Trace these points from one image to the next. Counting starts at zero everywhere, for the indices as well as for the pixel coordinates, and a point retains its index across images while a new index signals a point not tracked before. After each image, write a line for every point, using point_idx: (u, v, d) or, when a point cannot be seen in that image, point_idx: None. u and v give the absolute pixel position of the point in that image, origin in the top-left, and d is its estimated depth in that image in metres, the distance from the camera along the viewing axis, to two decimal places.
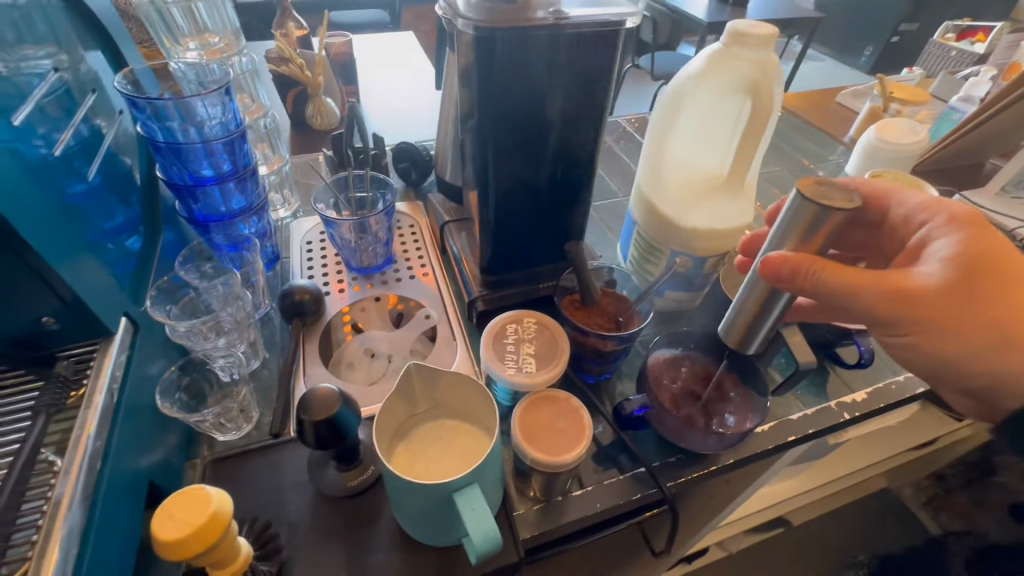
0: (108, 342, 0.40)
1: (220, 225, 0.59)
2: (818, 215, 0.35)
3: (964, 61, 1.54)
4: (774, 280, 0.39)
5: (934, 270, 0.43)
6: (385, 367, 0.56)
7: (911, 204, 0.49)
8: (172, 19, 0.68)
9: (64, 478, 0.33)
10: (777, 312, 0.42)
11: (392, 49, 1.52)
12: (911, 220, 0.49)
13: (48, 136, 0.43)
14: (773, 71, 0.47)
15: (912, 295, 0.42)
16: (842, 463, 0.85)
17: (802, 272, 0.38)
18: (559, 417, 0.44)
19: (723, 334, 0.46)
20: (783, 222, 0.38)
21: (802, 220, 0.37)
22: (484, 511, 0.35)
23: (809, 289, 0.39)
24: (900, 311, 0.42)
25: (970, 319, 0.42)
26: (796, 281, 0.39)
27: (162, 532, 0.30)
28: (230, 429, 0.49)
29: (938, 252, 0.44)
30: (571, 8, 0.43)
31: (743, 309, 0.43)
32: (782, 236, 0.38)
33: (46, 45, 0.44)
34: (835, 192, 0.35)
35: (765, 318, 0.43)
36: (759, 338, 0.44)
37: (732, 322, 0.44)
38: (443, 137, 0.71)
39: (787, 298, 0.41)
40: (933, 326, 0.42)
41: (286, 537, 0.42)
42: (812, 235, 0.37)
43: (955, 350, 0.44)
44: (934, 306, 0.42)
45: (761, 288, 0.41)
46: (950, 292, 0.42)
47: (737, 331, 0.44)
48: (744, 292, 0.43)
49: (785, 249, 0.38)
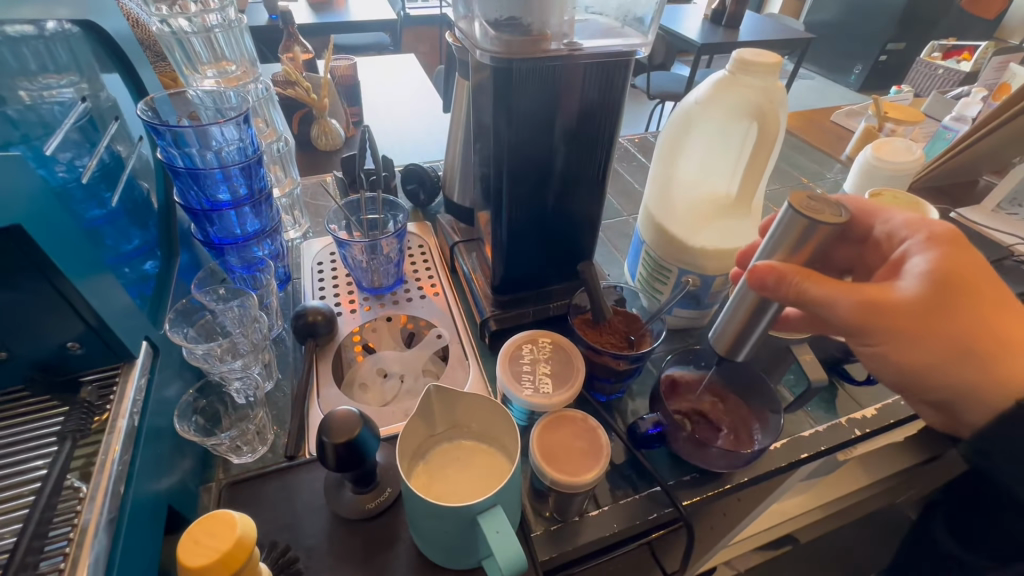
0: (130, 366, 0.41)
1: (235, 247, 0.60)
2: (808, 228, 0.36)
3: (951, 80, 1.59)
4: (760, 288, 0.40)
5: (912, 284, 0.43)
6: (397, 388, 0.56)
7: (895, 221, 0.50)
8: (193, 48, 0.70)
9: (91, 504, 0.33)
10: (765, 322, 0.42)
11: (396, 71, 1.56)
12: (895, 236, 0.49)
13: (71, 163, 0.44)
14: (777, 98, 0.49)
15: (890, 306, 0.42)
16: (846, 482, 0.85)
17: (788, 280, 0.38)
18: (576, 438, 0.44)
19: (713, 340, 0.46)
20: (773, 235, 0.39)
21: (791, 234, 0.38)
22: (508, 533, 0.35)
23: (793, 298, 0.39)
24: (878, 323, 0.42)
25: (946, 332, 0.42)
26: (781, 290, 0.39)
27: (190, 558, 0.31)
28: (246, 452, 0.49)
29: (915, 267, 0.44)
30: (584, 40, 0.46)
31: (733, 317, 0.43)
32: (774, 246, 0.39)
33: (68, 74, 0.46)
34: (823, 206, 0.37)
35: (754, 327, 0.43)
36: (748, 345, 0.44)
37: (721, 330, 0.44)
38: (451, 158, 0.73)
39: (775, 308, 0.41)
40: (904, 337, 0.42)
41: (304, 561, 0.42)
42: (799, 249, 0.38)
43: (929, 361, 0.44)
44: (910, 319, 0.42)
45: (750, 298, 0.41)
46: (929, 305, 0.42)
47: (727, 338, 0.44)
48: (732, 303, 0.44)
49: (774, 259, 0.39)
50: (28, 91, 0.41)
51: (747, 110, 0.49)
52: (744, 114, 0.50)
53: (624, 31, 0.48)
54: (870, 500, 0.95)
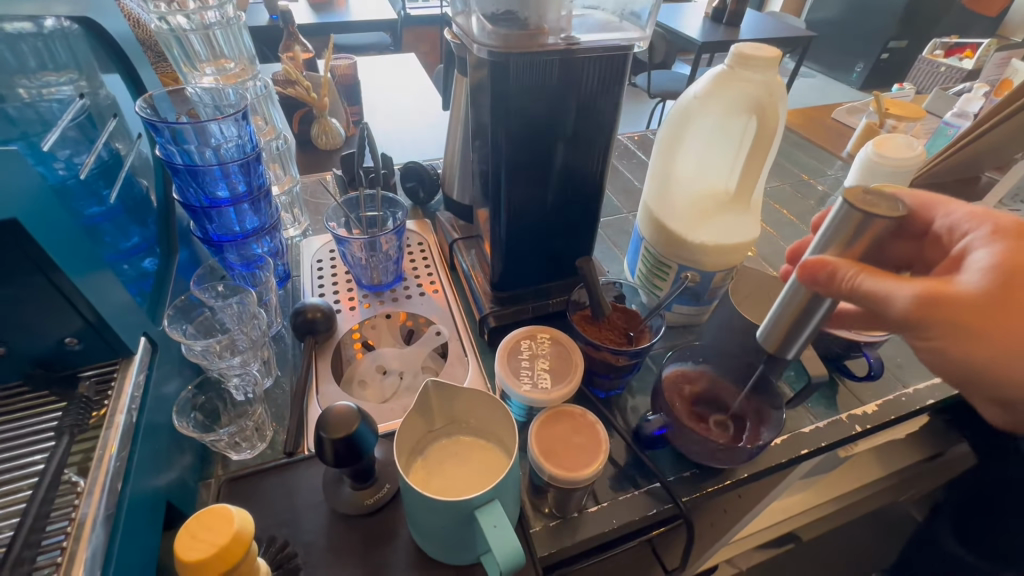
0: (128, 361, 0.41)
1: (234, 244, 0.60)
2: (863, 222, 0.35)
3: (953, 78, 1.58)
4: (812, 284, 0.38)
5: (974, 278, 0.41)
6: (397, 384, 0.56)
7: (955, 215, 0.49)
8: (192, 46, 0.70)
9: (88, 498, 0.33)
10: (817, 320, 0.40)
11: (396, 70, 1.56)
12: (956, 230, 0.48)
13: (70, 160, 0.44)
14: (776, 93, 0.49)
15: (954, 301, 0.40)
16: (847, 480, 0.84)
17: (841, 276, 0.37)
18: (575, 434, 0.44)
19: (760, 340, 0.43)
20: (827, 229, 0.37)
21: (846, 228, 0.36)
22: (506, 528, 0.35)
23: (849, 296, 0.37)
24: (937, 316, 0.40)
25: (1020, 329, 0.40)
26: (834, 286, 0.37)
27: (186, 552, 0.30)
28: (245, 449, 0.49)
29: (978, 262, 0.42)
30: (581, 34, 0.45)
31: (782, 315, 0.41)
32: (827, 242, 0.37)
33: (68, 72, 0.46)
34: (880, 199, 0.35)
35: (805, 326, 0.41)
36: (799, 345, 0.42)
37: (770, 329, 0.42)
38: (450, 156, 0.72)
39: (829, 304, 0.39)
40: (967, 332, 0.40)
41: (303, 557, 0.41)
42: (855, 243, 0.36)
43: (993, 357, 0.41)
44: (971, 313, 0.40)
45: (801, 295, 0.39)
46: (992, 298, 0.40)
47: (776, 338, 0.42)
48: (782, 300, 0.41)
49: (827, 254, 0.37)
50: (26, 89, 0.41)
51: (746, 104, 0.49)
52: (743, 109, 0.50)
53: (621, 26, 0.47)
54: (873, 498, 0.95)
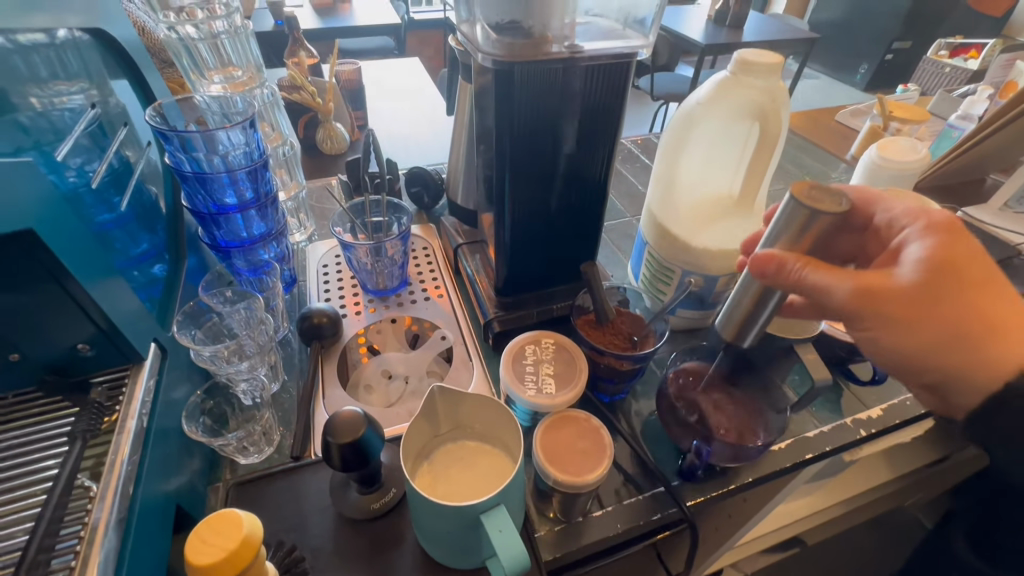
0: (139, 367, 0.41)
1: (241, 250, 0.61)
2: (809, 219, 0.35)
3: (958, 79, 1.57)
4: (761, 276, 0.39)
5: (908, 271, 0.41)
6: (402, 389, 0.57)
7: (895, 210, 0.47)
8: (200, 55, 0.71)
9: (100, 503, 0.33)
10: (769, 310, 0.42)
11: (400, 74, 1.57)
12: (894, 224, 0.47)
13: (81, 169, 0.45)
14: (779, 99, 0.49)
15: (884, 294, 0.41)
16: (854, 483, 0.84)
17: (787, 269, 0.38)
18: (580, 438, 0.45)
19: (718, 328, 0.46)
20: (777, 223, 0.38)
21: (793, 223, 0.37)
22: (512, 532, 0.35)
23: (793, 286, 0.39)
24: (870, 309, 0.41)
25: (947, 319, 0.41)
26: (781, 277, 0.39)
27: (197, 557, 0.31)
28: (253, 452, 0.50)
29: (912, 254, 0.42)
30: (585, 42, 0.46)
31: (738, 306, 0.43)
32: (776, 236, 0.38)
33: (78, 81, 0.47)
34: (826, 195, 0.35)
35: (757, 316, 0.43)
36: (754, 332, 0.44)
37: (726, 319, 0.44)
38: (455, 161, 0.73)
39: (780, 296, 0.40)
40: (896, 324, 0.41)
41: (310, 561, 0.42)
42: (801, 237, 0.37)
43: (923, 347, 0.42)
44: (901, 306, 0.41)
45: (754, 288, 0.41)
46: (922, 292, 0.41)
47: (733, 326, 0.44)
48: (739, 290, 0.43)
49: (776, 248, 0.38)
50: (38, 98, 0.41)
51: (750, 111, 0.49)
52: (746, 115, 0.50)
53: (626, 33, 0.48)
54: (880, 501, 0.94)
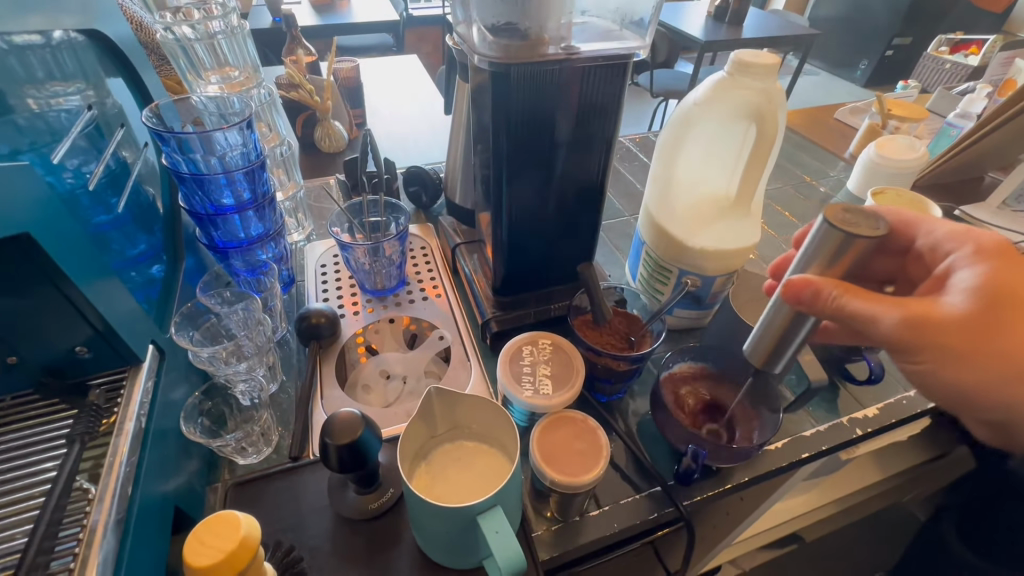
0: (137, 369, 0.42)
1: (239, 251, 0.61)
2: (844, 242, 0.34)
3: (958, 75, 1.56)
4: (795, 302, 0.38)
5: (959, 300, 0.42)
6: (400, 389, 0.57)
7: (937, 234, 0.48)
8: (196, 54, 0.71)
9: (99, 505, 0.33)
10: (801, 336, 0.40)
11: (399, 71, 1.57)
12: (939, 248, 0.48)
13: (79, 170, 0.45)
14: (776, 99, 0.49)
15: (940, 324, 0.41)
16: (847, 482, 0.85)
17: (824, 295, 0.37)
18: (576, 439, 0.45)
19: (747, 353, 0.43)
20: (809, 246, 0.37)
21: (827, 247, 0.35)
22: (507, 533, 0.35)
23: (831, 314, 0.37)
24: (923, 341, 0.41)
25: (997, 350, 0.41)
26: (818, 304, 0.37)
27: (195, 559, 0.31)
28: (251, 453, 0.50)
29: (961, 282, 0.43)
30: (581, 43, 0.46)
31: (767, 332, 0.41)
32: (808, 260, 0.37)
33: (75, 82, 0.46)
34: (862, 218, 0.34)
35: (790, 342, 0.41)
36: (786, 358, 0.42)
37: (756, 343, 0.42)
38: (453, 161, 0.73)
39: (813, 321, 0.39)
40: (952, 355, 0.41)
41: (308, 561, 0.42)
42: (836, 262, 0.36)
43: (972, 376, 0.43)
44: (957, 336, 0.41)
45: (784, 313, 0.39)
46: (977, 322, 0.41)
47: (762, 352, 0.42)
48: (768, 313, 0.41)
49: (809, 272, 0.37)
50: (35, 100, 0.41)
51: (746, 111, 0.49)
52: (743, 115, 0.50)
53: (622, 34, 0.48)
54: (872, 501, 0.95)
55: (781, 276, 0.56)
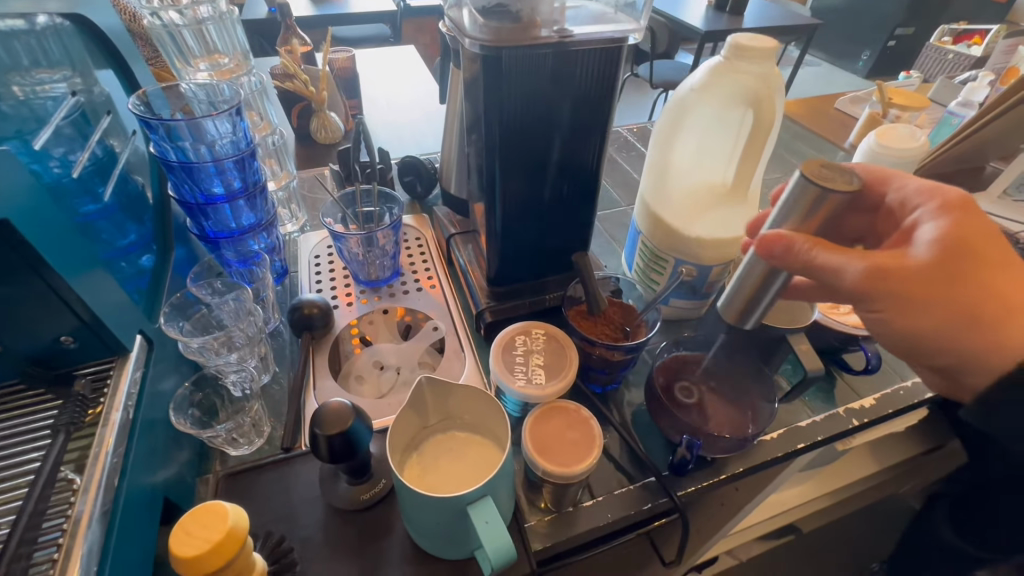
0: (124, 359, 0.41)
1: (230, 241, 0.60)
2: (819, 198, 0.36)
3: (961, 65, 1.54)
4: (767, 257, 0.39)
5: (920, 251, 0.41)
6: (393, 380, 0.56)
7: (908, 188, 0.47)
8: (184, 41, 0.69)
9: (84, 496, 0.33)
10: (772, 294, 0.42)
11: (396, 62, 1.55)
12: (908, 203, 0.47)
13: (64, 158, 0.44)
14: (774, 84, 0.48)
15: (897, 273, 0.40)
16: (843, 475, 0.85)
17: (795, 249, 0.38)
18: (569, 429, 0.44)
19: (721, 310, 0.45)
20: (784, 203, 0.38)
21: (803, 203, 0.37)
22: (497, 523, 0.35)
23: (801, 267, 0.39)
24: (886, 290, 0.40)
25: (956, 301, 0.40)
26: (789, 258, 0.39)
27: (181, 549, 0.31)
28: (243, 444, 0.49)
29: (925, 234, 0.42)
30: (575, 26, 0.45)
31: (740, 288, 0.43)
32: (786, 214, 0.38)
33: (62, 69, 0.46)
34: (836, 174, 0.36)
35: (761, 300, 0.42)
36: (756, 316, 0.44)
37: (730, 299, 0.44)
38: (448, 150, 0.72)
39: (784, 277, 0.41)
40: (910, 305, 0.41)
41: (299, 551, 0.42)
42: (813, 215, 0.37)
43: (937, 326, 0.42)
44: (915, 285, 0.40)
45: (759, 269, 0.41)
46: (935, 272, 0.40)
47: (735, 309, 0.44)
48: (742, 272, 0.43)
49: (783, 228, 0.39)
50: (20, 86, 0.41)
51: (742, 96, 0.48)
52: (740, 101, 0.49)
53: (616, 18, 0.47)
54: (868, 493, 0.95)
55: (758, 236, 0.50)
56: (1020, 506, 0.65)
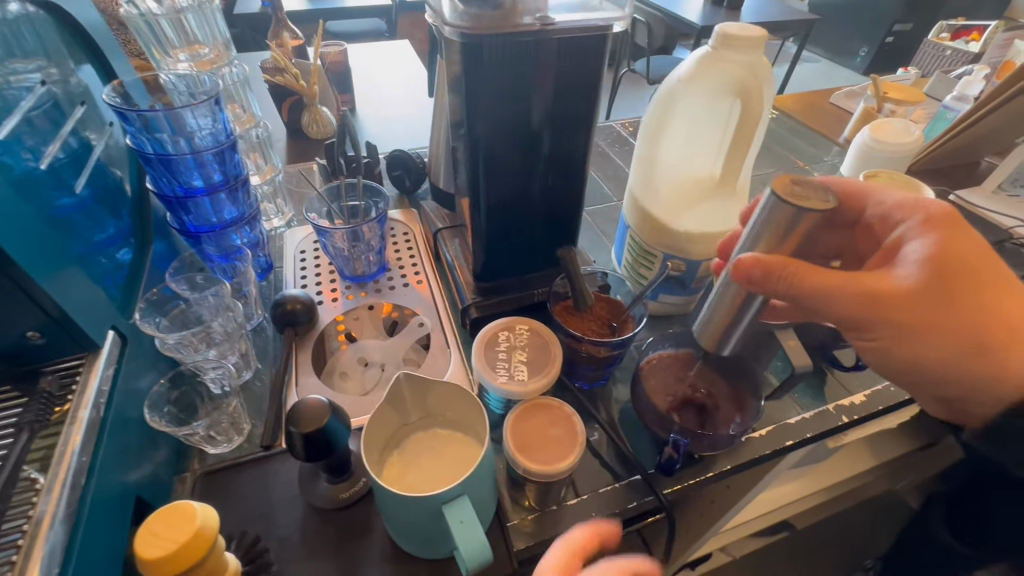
0: (96, 355, 0.40)
1: (212, 235, 0.59)
2: (794, 216, 0.34)
3: (959, 61, 1.51)
4: (745, 282, 0.37)
5: (910, 271, 0.41)
6: (377, 377, 0.55)
7: (887, 203, 0.46)
8: (162, 30, 0.68)
9: (47, 496, 0.32)
10: (750, 315, 0.41)
11: (389, 56, 1.54)
12: (888, 219, 0.46)
13: (36, 149, 0.42)
14: (762, 74, 0.48)
15: (891, 298, 0.40)
16: (835, 471, 0.84)
17: (774, 273, 0.37)
18: (552, 425, 0.44)
19: (697, 335, 0.44)
20: (757, 221, 0.36)
21: (777, 221, 0.35)
22: (472, 523, 0.34)
23: (780, 291, 0.37)
24: (878, 315, 0.40)
25: (949, 325, 0.41)
26: (768, 284, 0.37)
27: (146, 550, 0.30)
28: (221, 442, 0.49)
29: (912, 253, 0.41)
30: (558, 14, 0.43)
31: (717, 310, 0.42)
32: (755, 238, 0.37)
33: (36, 59, 0.44)
34: (810, 191, 0.34)
35: (738, 323, 0.42)
36: (733, 339, 0.43)
37: (705, 325, 0.43)
38: (436, 144, 0.71)
39: (760, 300, 0.39)
40: (904, 330, 0.41)
41: (275, 552, 0.41)
42: (786, 238, 0.36)
43: (925, 348, 0.42)
44: (911, 309, 0.40)
45: (732, 291, 0.40)
46: (928, 294, 0.40)
47: (711, 333, 0.43)
48: (716, 293, 0.42)
49: (758, 251, 0.37)
50: None
51: (731, 86, 0.47)
52: (727, 92, 0.48)
53: (600, 5, 0.46)
54: (861, 488, 0.94)
55: (728, 255, 0.51)
56: (1012, 503, 0.65)
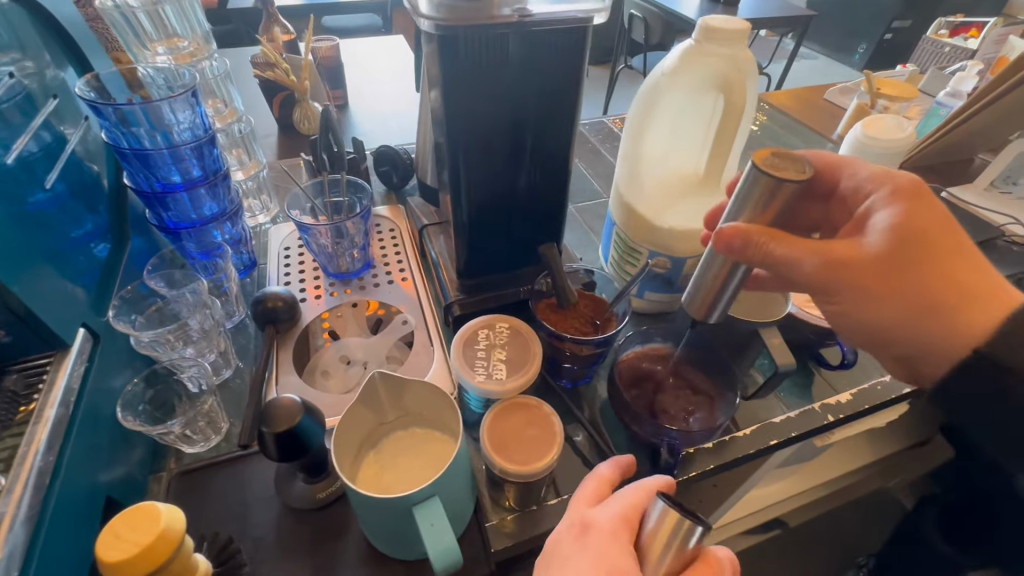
0: (65, 353, 0.39)
1: (192, 232, 0.59)
2: (773, 188, 0.34)
3: (958, 57, 1.48)
4: (727, 252, 0.37)
5: (874, 241, 0.40)
6: (359, 375, 0.55)
7: (860, 175, 0.46)
8: (139, 23, 0.67)
9: (6, 498, 0.31)
10: (736, 284, 0.40)
11: (382, 51, 1.52)
12: (860, 190, 0.45)
13: (4, 142, 0.41)
14: (745, 68, 0.47)
15: (852, 264, 0.39)
16: (825, 472, 0.83)
17: (753, 243, 0.36)
18: (529, 425, 0.43)
19: (687, 306, 0.43)
20: (738, 197, 0.36)
21: (755, 194, 0.35)
22: (442, 525, 0.34)
23: (760, 261, 0.37)
24: (842, 281, 0.39)
25: (912, 290, 0.39)
26: (747, 253, 0.37)
27: (107, 553, 0.29)
28: (198, 441, 0.48)
29: (879, 222, 0.41)
30: (536, 4, 0.41)
31: (704, 280, 0.41)
32: (740, 207, 0.36)
33: (9, 52, 0.44)
34: (786, 162, 0.34)
35: (725, 292, 0.41)
36: (722, 307, 0.42)
37: (692, 296, 0.42)
38: (423, 138, 0.69)
39: (744, 270, 0.39)
40: (864, 295, 0.40)
41: (249, 553, 0.41)
42: (769, 208, 0.35)
43: (893, 317, 0.41)
44: (871, 275, 0.39)
45: (719, 262, 0.39)
46: (890, 261, 0.39)
47: (700, 303, 0.42)
48: (704, 265, 0.41)
49: (740, 220, 0.36)
50: None
51: (713, 81, 0.47)
52: (710, 86, 0.47)
53: None
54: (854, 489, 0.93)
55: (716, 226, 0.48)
56: None
